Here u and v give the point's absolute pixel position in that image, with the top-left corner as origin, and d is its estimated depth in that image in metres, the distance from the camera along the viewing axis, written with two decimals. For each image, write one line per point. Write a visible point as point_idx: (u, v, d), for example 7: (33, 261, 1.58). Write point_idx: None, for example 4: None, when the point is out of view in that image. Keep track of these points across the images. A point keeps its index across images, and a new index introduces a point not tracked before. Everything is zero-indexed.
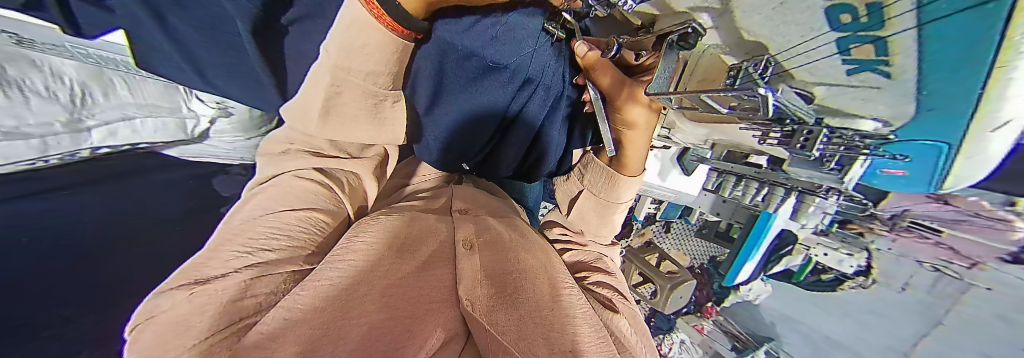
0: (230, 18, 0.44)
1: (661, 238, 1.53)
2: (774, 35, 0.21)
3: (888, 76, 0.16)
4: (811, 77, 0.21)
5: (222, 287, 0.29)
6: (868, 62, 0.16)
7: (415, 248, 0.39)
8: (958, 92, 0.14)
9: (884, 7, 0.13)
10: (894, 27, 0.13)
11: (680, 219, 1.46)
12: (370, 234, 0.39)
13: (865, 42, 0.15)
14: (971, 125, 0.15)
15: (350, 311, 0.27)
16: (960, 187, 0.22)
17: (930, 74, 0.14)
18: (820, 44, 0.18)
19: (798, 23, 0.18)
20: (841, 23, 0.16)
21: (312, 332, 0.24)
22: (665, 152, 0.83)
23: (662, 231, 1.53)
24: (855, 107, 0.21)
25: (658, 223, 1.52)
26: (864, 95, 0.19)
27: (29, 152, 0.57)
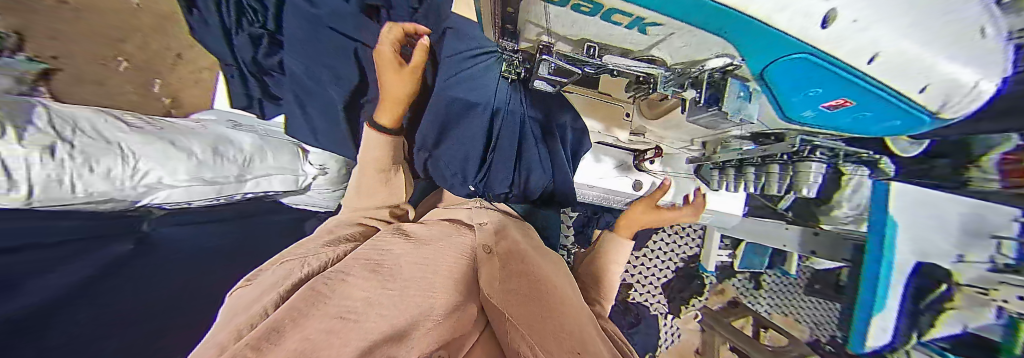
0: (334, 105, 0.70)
1: (752, 298, 1.17)
2: (589, 31, 0.29)
3: (656, 23, 0.22)
4: (642, 46, 0.30)
5: (281, 271, 0.36)
6: (635, 22, 0.23)
7: (420, 245, 0.44)
8: (711, 21, 0.18)
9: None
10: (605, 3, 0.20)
11: (773, 270, 1.11)
12: (400, 237, 0.45)
13: (615, 16, 0.22)
14: (775, 33, 0.18)
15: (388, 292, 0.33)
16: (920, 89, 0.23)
17: (673, 17, 0.19)
18: (605, 23, 0.25)
19: (585, 21, 0.26)
20: (590, 11, 0.23)
21: (339, 286, 0.32)
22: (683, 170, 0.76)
23: (752, 288, 1.18)
24: (698, 51, 0.28)
25: (742, 275, 1.19)
26: (673, 40, 0.25)
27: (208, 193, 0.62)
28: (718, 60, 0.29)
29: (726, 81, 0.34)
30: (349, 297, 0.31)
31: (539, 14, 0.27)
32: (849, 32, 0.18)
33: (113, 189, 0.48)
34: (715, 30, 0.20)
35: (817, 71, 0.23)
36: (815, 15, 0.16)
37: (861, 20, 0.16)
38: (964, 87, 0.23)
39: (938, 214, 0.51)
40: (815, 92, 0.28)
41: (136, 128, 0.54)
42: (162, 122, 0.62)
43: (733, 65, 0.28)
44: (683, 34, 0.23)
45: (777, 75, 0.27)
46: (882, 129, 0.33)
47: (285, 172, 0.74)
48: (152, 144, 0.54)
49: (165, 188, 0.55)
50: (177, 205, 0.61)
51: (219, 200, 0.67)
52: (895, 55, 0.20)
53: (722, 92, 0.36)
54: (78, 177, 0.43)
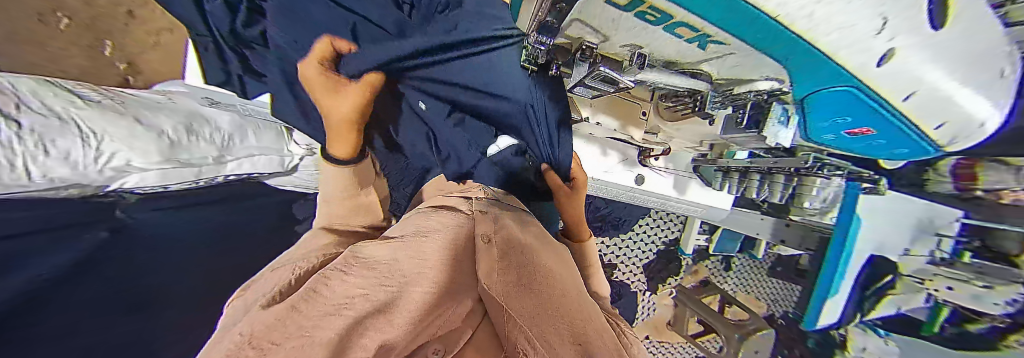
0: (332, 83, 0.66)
1: (721, 278, 1.28)
2: (641, 39, 0.29)
3: (721, 42, 0.24)
4: (694, 59, 0.31)
5: (275, 272, 0.36)
6: (699, 38, 0.25)
7: (418, 237, 0.43)
8: (780, 41, 0.20)
9: (660, 9, 0.21)
10: (676, 14, 0.21)
11: (743, 253, 1.21)
12: (402, 234, 0.46)
13: (680, 28, 0.24)
14: (834, 60, 0.20)
15: (389, 283, 0.33)
16: (929, 121, 0.26)
17: (741, 36, 0.21)
18: (661, 34, 0.26)
19: (643, 30, 0.27)
20: (653, 20, 0.24)
21: (335, 285, 0.32)
22: (683, 169, 0.78)
23: (722, 270, 1.28)
24: (749, 72, 0.30)
25: (715, 258, 1.29)
26: (737, 58, 0.26)
27: (188, 175, 0.58)
28: (767, 82, 0.31)
29: (772, 104, 0.37)
30: (346, 295, 0.29)
31: (599, 16, 0.27)
32: (895, 68, 0.21)
33: (77, 175, 0.43)
34: (778, 54, 0.22)
35: (847, 102, 0.26)
36: (871, 50, 0.19)
37: (907, 58, 0.20)
38: (976, 123, 0.26)
39: (900, 217, 0.57)
40: (842, 120, 0.30)
41: (96, 102, 0.49)
42: (121, 93, 0.55)
43: (781, 88, 0.31)
44: (743, 55, 0.25)
45: (815, 103, 0.29)
46: (889, 154, 0.35)
47: (270, 152, 0.71)
48: (115, 123, 0.48)
49: (136, 171, 0.51)
50: (150, 189, 0.56)
51: (197, 184, 0.63)
52: (929, 92, 0.23)
53: (764, 115, 0.40)
54: (33, 161, 0.39)
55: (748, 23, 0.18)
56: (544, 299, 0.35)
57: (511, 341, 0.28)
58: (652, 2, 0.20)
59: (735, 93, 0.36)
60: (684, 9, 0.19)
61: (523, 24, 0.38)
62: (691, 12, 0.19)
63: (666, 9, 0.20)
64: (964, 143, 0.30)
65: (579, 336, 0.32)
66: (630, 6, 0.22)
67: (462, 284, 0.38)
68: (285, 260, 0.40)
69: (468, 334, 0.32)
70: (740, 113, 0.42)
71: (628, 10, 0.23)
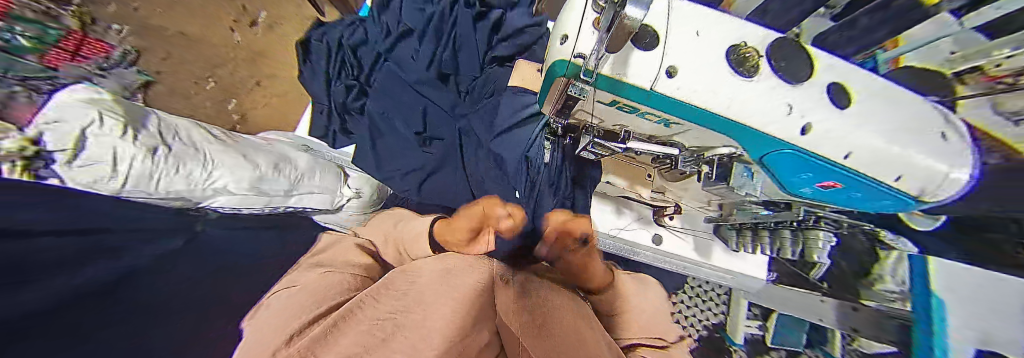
0: (401, 136, 0.85)
1: None
2: (637, 126, 0.48)
3: (677, 123, 0.43)
4: (665, 133, 0.47)
5: (299, 288, 0.41)
6: (663, 121, 0.43)
7: (443, 272, 0.43)
8: (718, 120, 0.39)
9: (646, 114, 0.43)
10: (651, 114, 0.42)
11: None
12: (419, 271, 0.47)
13: (655, 118, 0.43)
14: (762, 131, 0.38)
15: (412, 310, 0.33)
16: (885, 176, 0.36)
17: (691, 119, 0.40)
18: (647, 128, 0.47)
19: (636, 123, 0.47)
20: (644, 119, 0.45)
21: (367, 308, 0.35)
22: (700, 229, 0.76)
23: None
24: (711, 141, 0.44)
25: None
26: (693, 134, 0.44)
27: (258, 202, 0.68)
28: (724, 149, 0.45)
29: (733, 164, 0.51)
30: (376, 317, 0.32)
31: (602, 112, 0.47)
32: (818, 137, 0.36)
33: (186, 190, 0.55)
34: (731, 133, 0.40)
35: (805, 163, 0.39)
36: (793, 123, 0.37)
37: (817, 129, 0.36)
38: (934, 176, 0.35)
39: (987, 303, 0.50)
40: (809, 178, 0.41)
41: (223, 142, 0.65)
42: (239, 138, 0.72)
43: (735, 152, 0.45)
44: (698, 134, 0.43)
45: (778, 170, 0.42)
46: (879, 210, 0.42)
47: (326, 191, 0.81)
48: (228, 155, 0.63)
49: (225, 194, 0.61)
50: (229, 211, 0.66)
51: (264, 211, 0.72)
52: (860, 154, 0.36)
53: (729, 171, 0.52)
54: (165, 176, 0.51)
55: (696, 116, 0.40)
56: (557, 337, 0.34)
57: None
58: (626, 102, 0.42)
59: (703, 157, 0.51)
60: (651, 108, 0.41)
61: (546, 107, 0.55)
62: (654, 107, 0.41)
63: (637, 107, 0.42)
64: (942, 196, 0.37)
65: None
66: (610, 103, 0.43)
67: (478, 316, 0.36)
68: (317, 274, 0.46)
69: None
70: (711, 171, 0.54)
71: (613, 106, 0.44)
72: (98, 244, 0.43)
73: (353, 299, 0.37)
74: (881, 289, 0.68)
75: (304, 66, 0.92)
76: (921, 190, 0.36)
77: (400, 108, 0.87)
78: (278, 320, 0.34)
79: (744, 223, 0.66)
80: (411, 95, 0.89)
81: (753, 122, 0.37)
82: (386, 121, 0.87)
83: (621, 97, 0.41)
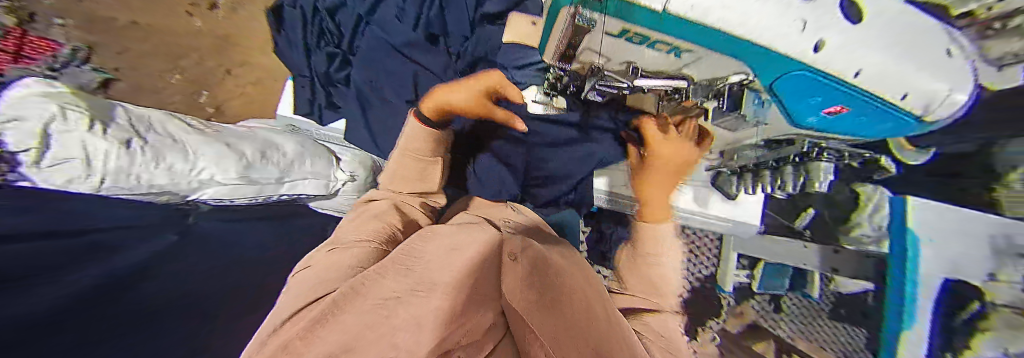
0: (399, 108, 0.80)
1: None
2: (647, 63, 0.39)
3: (690, 50, 0.33)
4: (676, 65, 0.38)
5: (319, 266, 0.40)
6: (674, 49, 0.34)
7: (451, 250, 0.43)
8: (723, 42, 0.28)
9: (650, 37, 0.32)
10: (649, 34, 0.31)
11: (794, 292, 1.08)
12: (433, 241, 0.47)
13: (659, 42, 0.33)
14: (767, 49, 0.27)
15: (421, 292, 0.33)
16: (895, 92, 0.28)
17: (709, 44, 0.30)
18: (650, 54, 0.37)
19: (644, 54, 0.37)
20: (647, 45, 0.34)
21: (372, 285, 0.34)
22: (700, 181, 0.76)
23: None
24: (723, 69, 0.35)
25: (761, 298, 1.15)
26: (707, 63, 0.34)
27: (251, 192, 0.65)
28: (737, 76, 0.36)
29: (744, 92, 0.39)
30: (382, 295, 0.31)
31: (604, 43, 0.38)
32: (830, 54, 0.26)
33: (171, 183, 0.51)
34: (738, 56, 0.30)
35: (809, 82, 0.30)
36: (800, 42, 0.26)
37: (834, 44, 0.26)
38: (936, 94, 0.28)
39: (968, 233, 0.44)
40: (819, 103, 0.33)
41: (200, 130, 0.60)
42: (218, 126, 0.67)
43: (748, 80, 0.36)
44: (710, 59, 0.33)
45: (783, 96, 0.34)
46: (879, 133, 0.36)
47: (320, 177, 0.77)
48: (211, 144, 0.58)
49: (214, 185, 0.58)
50: (220, 203, 0.63)
51: (258, 200, 0.70)
52: (874, 69, 0.27)
53: (738, 100, 0.40)
54: (144, 170, 0.47)
55: (712, 39, 0.28)
56: (562, 318, 0.35)
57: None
58: (635, 29, 0.31)
59: (714, 84, 0.40)
60: (660, 32, 0.30)
61: (551, 57, 0.49)
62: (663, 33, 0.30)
63: (646, 33, 0.31)
64: (948, 111, 0.31)
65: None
66: (620, 33, 0.34)
67: (483, 294, 0.36)
68: (338, 244, 0.46)
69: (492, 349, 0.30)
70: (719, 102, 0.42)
71: (622, 37, 0.35)
72: (85, 245, 0.42)
73: (360, 274, 0.36)
74: (858, 234, 0.69)
75: (278, 33, 0.86)
76: (935, 109, 0.30)
77: (389, 76, 0.77)
78: (294, 297, 0.33)
79: (743, 165, 0.64)
80: (399, 60, 0.78)
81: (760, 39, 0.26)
82: (375, 91, 0.80)
83: (629, 22, 0.31)
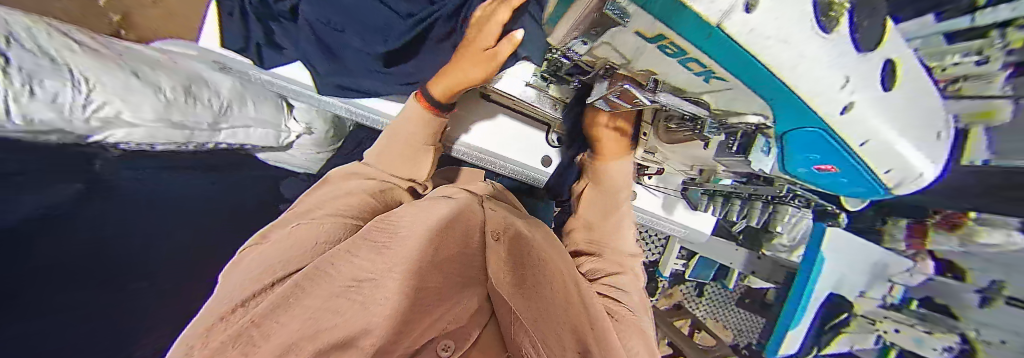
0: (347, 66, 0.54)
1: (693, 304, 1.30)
2: (672, 75, 0.29)
3: (724, 79, 0.25)
4: (699, 88, 0.30)
5: (262, 253, 0.36)
6: (706, 72, 0.25)
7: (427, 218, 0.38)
8: (765, 86, 0.23)
9: (689, 55, 0.23)
10: (689, 52, 0.22)
11: (716, 282, 1.23)
12: (398, 217, 0.41)
13: (690, 62, 0.25)
14: (809, 103, 0.23)
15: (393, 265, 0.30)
16: (873, 168, 0.31)
17: (746, 81, 0.23)
18: (673, 70, 0.28)
19: (665, 66, 0.28)
20: (671, 54, 0.24)
21: (339, 264, 0.31)
22: (672, 189, 0.78)
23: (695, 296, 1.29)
24: (744, 106, 0.31)
25: (689, 284, 1.30)
26: (732, 94, 0.29)
27: (177, 137, 0.56)
28: (755, 118, 0.32)
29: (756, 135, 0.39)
30: (350, 278, 0.29)
31: (623, 44, 0.27)
32: (852, 118, 0.25)
33: (61, 121, 0.41)
34: (773, 99, 0.25)
35: (819, 143, 0.29)
36: (838, 101, 0.23)
37: (861, 109, 0.24)
38: (909, 169, 0.31)
39: (867, 258, 0.53)
40: (814, 157, 0.32)
41: (86, 50, 0.46)
42: (118, 45, 0.53)
43: (765, 123, 0.33)
44: (738, 91, 0.27)
45: (794, 143, 0.33)
46: (847, 193, 0.40)
47: (267, 126, 0.69)
48: (111, 72, 0.46)
49: (124, 126, 0.49)
50: (134, 147, 0.54)
51: (187, 147, 0.61)
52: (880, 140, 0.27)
53: (750, 142, 0.41)
54: (17, 101, 0.36)
55: (754, 77, 0.22)
56: (545, 300, 0.35)
57: (517, 341, 0.31)
58: (675, 39, 0.21)
59: (729, 123, 0.37)
60: (701, 51, 0.21)
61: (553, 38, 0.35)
62: (709, 56, 0.22)
63: (685, 47, 0.22)
64: (908, 189, 0.35)
65: (581, 333, 0.35)
66: (655, 38, 0.23)
67: (465, 276, 0.35)
68: (304, 219, 0.41)
69: (477, 331, 0.33)
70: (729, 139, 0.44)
71: (653, 42, 0.23)
72: None
73: (327, 251, 0.34)
74: None
75: None
76: (913, 178, 0.33)
77: None
78: (241, 283, 0.31)
79: (717, 190, 0.66)
80: None
81: (809, 89, 0.21)
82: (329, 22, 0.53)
83: (672, 31, 0.20)
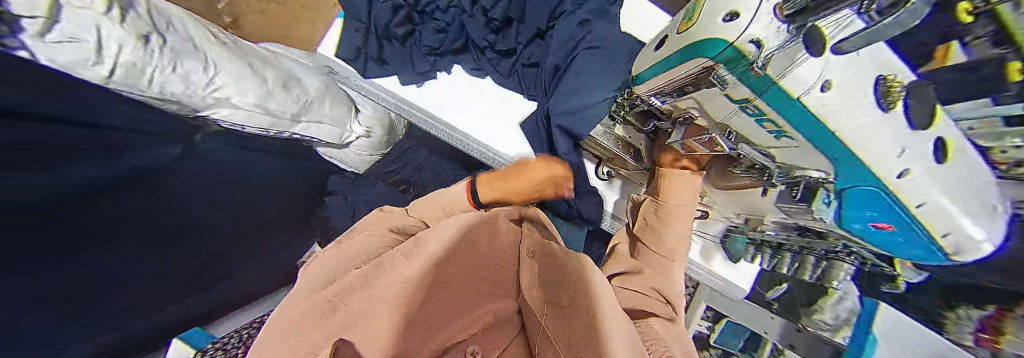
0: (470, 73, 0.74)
1: None
2: (743, 127, 0.33)
3: (793, 137, 0.28)
4: (767, 141, 0.32)
5: (326, 258, 0.39)
6: (777, 131, 0.28)
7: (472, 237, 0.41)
8: (831, 149, 0.25)
9: (767, 115, 0.28)
10: (765, 113, 0.27)
11: None
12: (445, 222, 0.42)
13: (765, 122, 0.29)
14: (884, 176, 0.23)
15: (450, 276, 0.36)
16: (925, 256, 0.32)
17: (817, 143, 0.26)
18: (741, 121, 0.32)
19: (739, 122, 0.32)
20: (751, 112, 0.29)
21: (398, 265, 0.34)
22: (713, 233, 0.79)
23: None
24: (811, 162, 0.30)
25: None
26: (797, 150, 0.30)
27: (263, 123, 0.61)
28: (818, 173, 0.32)
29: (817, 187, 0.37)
30: (406, 279, 0.32)
31: (713, 99, 0.33)
32: (904, 188, 0.22)
33: (184, 94, 0.48)
34: (841, 165, 0.26)
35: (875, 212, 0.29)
36: (894, 168, 0.22)
37: (922, 177, 0.21)
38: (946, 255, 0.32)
39: None
40: (870, 214, 0.31)
41: (224, 43, 0.55)
42: (245, 43, 0.62)
43: (828, 178, 0.31)
44: (803, 150, 0.29)
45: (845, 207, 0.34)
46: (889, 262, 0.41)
47: (336, 125, 0.73)
48: (232, 62, 0.54)
49: (228, 106, 0.54)
50: (229, 126, 0.60)
51: (268, 133, 0.66)
52: (936, 208, 0.22)
53: (811, 196, 0.39)
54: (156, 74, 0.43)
55: (823, 143, 0.25)
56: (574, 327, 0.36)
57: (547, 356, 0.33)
58: (758, 103, 0.27)
59: (794, 174, 0.35)
60: (781, 117, 0.26)
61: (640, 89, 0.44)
62: (784, 118, 0.26)
63: (766, 113, 0.27)
64: None
65: None
66: (740, 101, 0.29)
67: (499, 290, 0.41)
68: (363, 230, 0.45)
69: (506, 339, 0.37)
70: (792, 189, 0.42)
71: (737, 105, 0.30)
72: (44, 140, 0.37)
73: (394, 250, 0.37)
74: None
75: None
76: None
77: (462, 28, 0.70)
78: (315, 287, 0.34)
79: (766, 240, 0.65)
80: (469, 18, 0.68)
81: (871, 155, 0.22)
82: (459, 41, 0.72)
83: (760, 99, 0.26)
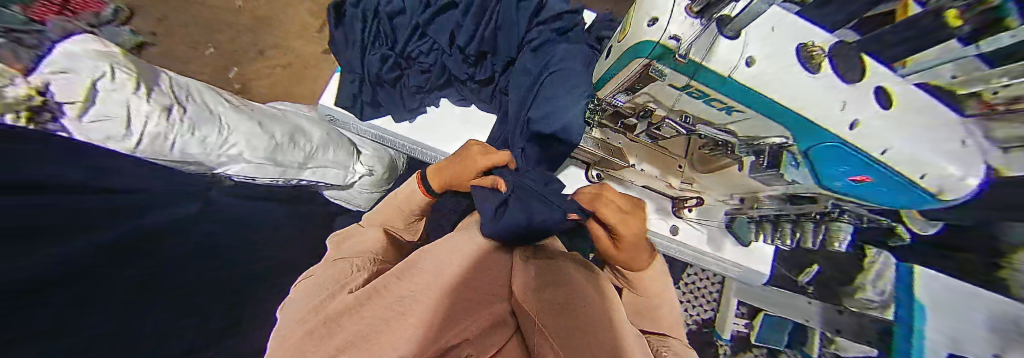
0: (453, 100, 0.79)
1: None
2: (701, 113, 0.41)
3: (740, 110, 0.35)
4: (723, 120, 0.40)
5: (311, 280, 0.37)
6: (726, 108, 0.36)
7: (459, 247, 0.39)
8: (774, 109, 0.31)
9: (710, 95, 0.34)
10: (711, 92, 0.33)
11: None
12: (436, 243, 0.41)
13: (712, 102, 0.36)
14: (811, 119, 0.31)
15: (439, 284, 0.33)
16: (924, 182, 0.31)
17: (761, 110, 0.33)
18: (699, 106, 0.39)
19: (695, 109, 0.40)
20: (697, 97, 0.36)
21: (393, 283, 0.33)
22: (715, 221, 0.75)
23: None
24: (765, 131, 0.37)
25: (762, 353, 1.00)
26: (749, 123, 0.37)
27: (273, 174, 0.65)
28: (778, 139, 0.37)
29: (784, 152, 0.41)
30: (405, 289, 0.31)
31: (661, 94, 0.40)
32: (865, 133, 0.30)
33: (202, 155, 0.52)
34: (788, 124, 0.33)
35: (841, 157, 0.33)
36: (838, 117, 0.30)
37: (871, 125, 0.29)
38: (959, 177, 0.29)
39: None
40: (843, 169, 0.34)
41: (236, 106, 0.62)
42: (259, 107, 0.70)
43: (788, 142, 0.37)
44: (754, 121, 0.36)
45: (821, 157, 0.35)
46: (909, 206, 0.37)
47: (339, 167, 0.77)
48: (244, 121, 0.60)
49: (241, 162, 0.58)
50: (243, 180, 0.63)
51: (279, 182, 0.70)
52: (897, 150, 0.30)
53: (779, 159, 0.42)
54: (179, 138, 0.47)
55: (758, 104, 0.32)
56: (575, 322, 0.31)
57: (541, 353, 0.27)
58: (698, 86, 0.34)
59: (757, 144, 0.41)
60: (720, 94, 0.33)
61: (605, 91, 0.51)
62: (727, 97, 0.33)
63: (709, 92, 0.34)
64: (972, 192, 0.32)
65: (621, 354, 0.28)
66: (684, 87, 0.36)
67: (492, 297, 0.35)
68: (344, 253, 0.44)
69: (501, 343, 0.30)
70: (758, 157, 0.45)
71: (683, 91, 0.37)
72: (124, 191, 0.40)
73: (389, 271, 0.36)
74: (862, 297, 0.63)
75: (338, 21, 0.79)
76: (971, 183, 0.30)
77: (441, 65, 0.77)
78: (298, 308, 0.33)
79: (765, 216, 0.63)
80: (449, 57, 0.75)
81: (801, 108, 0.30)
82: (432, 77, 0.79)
83: (696, 80, 0.33)
